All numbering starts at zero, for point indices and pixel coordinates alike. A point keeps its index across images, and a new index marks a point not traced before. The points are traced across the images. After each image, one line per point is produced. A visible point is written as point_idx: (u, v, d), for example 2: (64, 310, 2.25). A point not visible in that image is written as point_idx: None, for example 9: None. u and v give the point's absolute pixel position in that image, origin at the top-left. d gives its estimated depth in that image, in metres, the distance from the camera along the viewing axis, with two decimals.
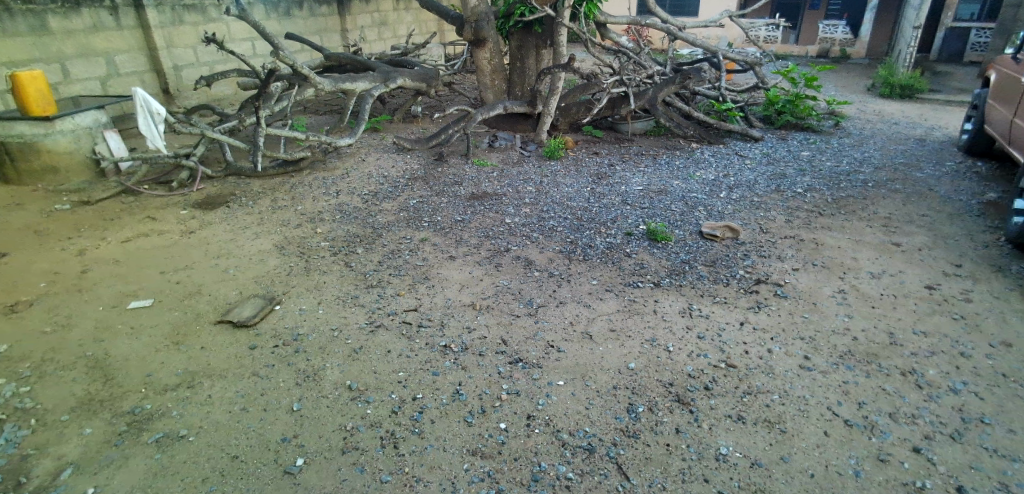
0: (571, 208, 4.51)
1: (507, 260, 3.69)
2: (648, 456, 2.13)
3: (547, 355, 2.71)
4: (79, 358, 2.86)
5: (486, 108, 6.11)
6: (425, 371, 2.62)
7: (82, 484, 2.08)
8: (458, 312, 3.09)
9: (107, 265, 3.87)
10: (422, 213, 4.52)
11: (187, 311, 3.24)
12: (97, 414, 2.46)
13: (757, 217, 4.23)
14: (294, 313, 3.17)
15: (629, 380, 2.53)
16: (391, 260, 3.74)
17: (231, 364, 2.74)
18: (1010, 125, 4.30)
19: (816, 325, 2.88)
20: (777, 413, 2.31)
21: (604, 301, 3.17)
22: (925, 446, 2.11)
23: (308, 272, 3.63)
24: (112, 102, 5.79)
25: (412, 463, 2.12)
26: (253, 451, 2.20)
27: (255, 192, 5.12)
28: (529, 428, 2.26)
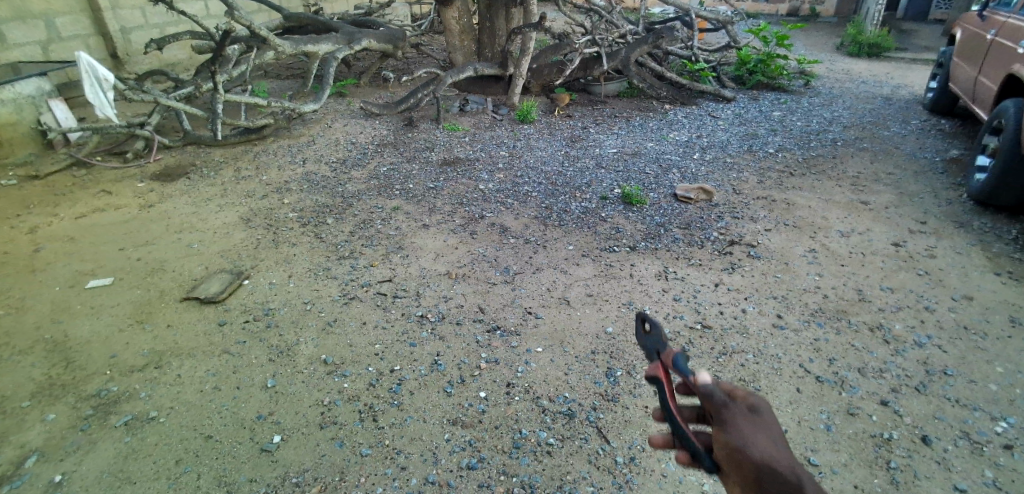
0: (545, 173, 4.44)
1: (482, 227, 3.63)
2: (628, 419, 2.16)
3: (524, 321, 2.70)
4: (37, 341, 2.73)
5: (456, 71, 5.91)
6: (402, 343, 2.58)
7: (48, 473, 2.00)
8: (434, 282, 3.03)
9: (61, 243, 3.67)
10: (393, 180, 4.39)
11: (150, 289, 3.10)
12: (59, 399, 2.35)
13: (730, 178, 4.25)
14: (264, 287, 3.06)
15: (607, 345, 2.54)
16: (363, 231, 3.64)
17: (199, 343, 2.64)
18: (975, 82, 4.36)
19: (788, 285, 2.93)
20: (752, 371, 2.36)
21: (580, 266, 3.15)
22: (891, 398, 2.19)
23: (276, 244, 3.51)
24: (55, 67, 5.39)
25: (393, 436, 2.10)
26: (227, 430, 2.15)
27: (216, 162, 4.90)
28: (509, 396, 2.26)
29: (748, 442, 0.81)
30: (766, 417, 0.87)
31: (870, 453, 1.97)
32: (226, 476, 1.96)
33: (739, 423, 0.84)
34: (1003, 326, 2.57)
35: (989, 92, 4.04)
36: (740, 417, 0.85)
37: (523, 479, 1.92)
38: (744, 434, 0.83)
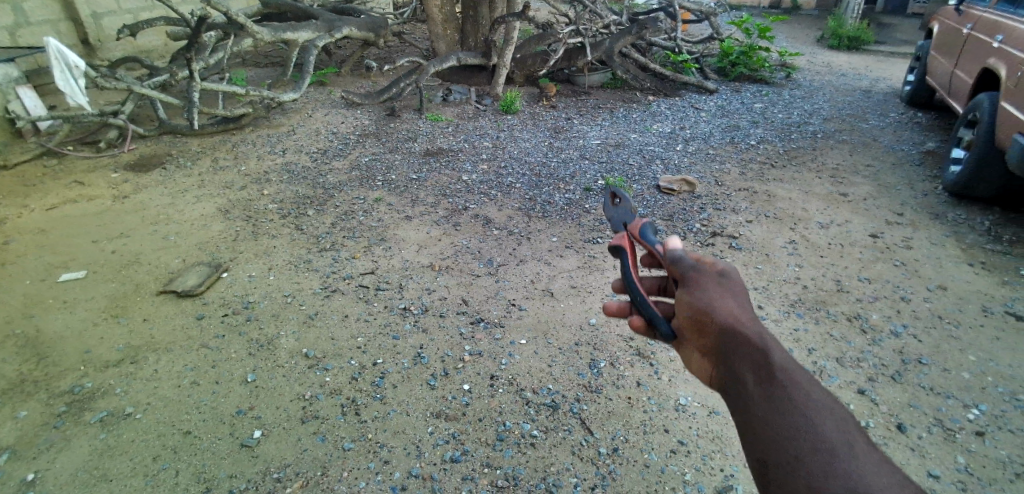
0: (529, 164, 4.42)
1: (466, 218, 3.60)
2: (611, 410, 2.17)
3: (508, 313, 2.70)
4: (7, 336, 2.64)
5: (439, 60, 5.85)
6: (385, 336, 2.56)
7: (20, 471, 1.95)
8: (417, 274, 3.01)
9: (32, 235, 3.55)
10: (375, 171, 4.33)
11: (126, 282, 3.02)
12: (31, 396, 2.29)
13: (713, 169, 4.28)
14: (243, 280, 3.01)
15: (591, 336, 2.54)
16: (345, 222, 3.59)
17: (177, 337, 2.59)
18: (951, 76, 4.44)
19: (769, 275, 2.97)
20: None
21: (564, 258, 3.15)
22: (868, 387, 2.24)
23: (255, 236, 3.45)
24: (22, 53, 5.21)
25: (376, 429, 2.08)
26: (206, 425, 2.11)
27: (193, 152, 4.78)
28: (493, 388, 2.26)
29: (717, 303, 1.05)
30: (738, 291, 1.09)
31: None
32: (205, 472, 1.93)
33: (708, 288, 1.09)
34: (975, 315, 2.64)
35: (965, 86, 4.12)
36: (713, 286, 1.10)
37: (507, 471, 1.92)
38: (715, 299, 1.07)
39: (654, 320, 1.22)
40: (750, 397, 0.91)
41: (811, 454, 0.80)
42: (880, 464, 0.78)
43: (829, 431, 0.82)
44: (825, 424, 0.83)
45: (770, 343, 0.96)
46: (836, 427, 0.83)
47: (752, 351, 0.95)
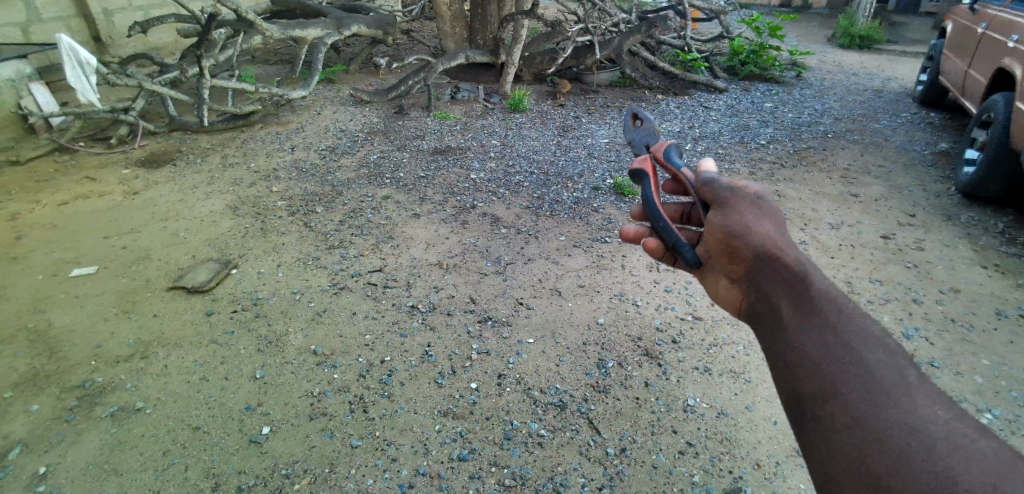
0: (537, 162, 4.41)
1: (474, 217, 3.60)
2: (618, 410, 2.16)
3: (516, 312, 2.69)
4: (19, 331, 2.67)
5: (447, 58, 5.85)
6: (393, 333, 2.56)
7: (32, 465, 1.97)
8: (425, 272, 3.01)
9: (44, 230, 3.59)
10: (383, 169, 4.34)
11: (136, 278, 3.04)
12: (43, 390, 2.31)
13: (722, 169, 4.25)
14: (252, 276, 3.02)
15: (599, 336, 2.54)
16: (353, 220, 3.60)
17: (186, 332, 2.61)
18: (965, 75, 4.38)
19: None
20: (742, 363, 2.40)
21: (572, 257, 3.15)
22: None
23: (264, 233, 3.46)
24: (34, 50, 5.25)
25: (383, 427, 2.09)
26: (215, 421, 2.12)
27: (203, 149, 4.81)
28: (500, 387, 2.26)
29: (757, 230, 1.23)
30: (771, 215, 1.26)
31: None
32: (214, 467, 1.94)
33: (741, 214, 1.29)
34: (988, 318, 2.61)
35: (979, 85, 4.07)
36: (751, 213, 1.28)
37: (514, 471, 1.92)
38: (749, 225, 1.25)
39: (675, 246, 1.54)
40: (786, 316, 1.08)
41: (855, 388, 0.92)
42: (930, 399, 0.88)
43: (875, 361, 0.94)
44: (871, 354, 0.95)
45: (810, 270, 1.11)
46: (882, 357, 0.95)
47: (788, 273, 1.12)
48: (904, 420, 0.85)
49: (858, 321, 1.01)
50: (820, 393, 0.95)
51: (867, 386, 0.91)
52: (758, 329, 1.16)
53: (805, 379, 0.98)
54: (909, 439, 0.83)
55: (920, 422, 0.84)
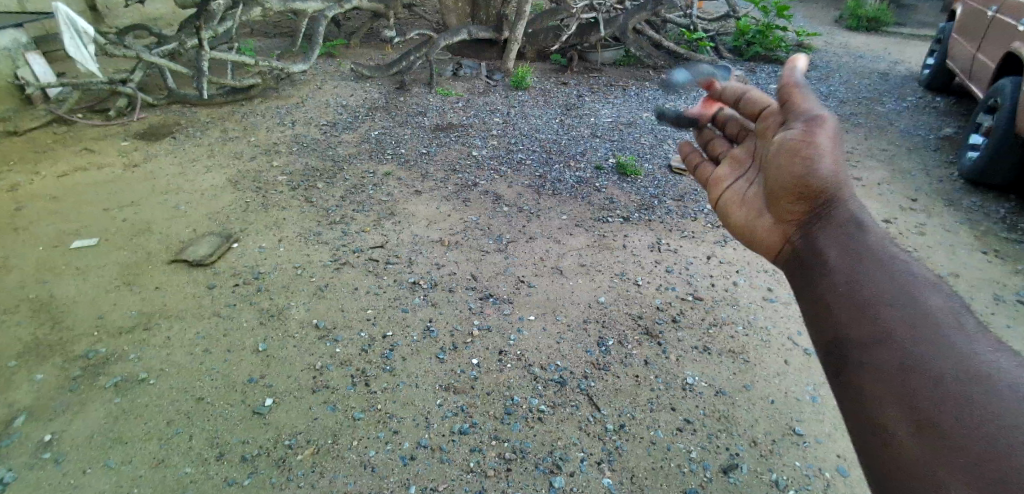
0: (540, 141, 4.38)
1: (475, 194, 3.58)
2: (618, 387, 2.19)
3: (518, 290, 2.70)
4: (21, 301, 2.68)
5: (450, 33, 5.76)
6: (395, 308, 2.57)
7: (38, 432, 1.99)
8: (426, 249, 3.01)
9: (44, 201, 3.57)
10: (385, 144, 4.31)
11: (137, 250, 3.05)
12: (47, 359, 2.33)
13: None
14: (253, 251, 3.02)
15: (600, 314, 2.55)
16: (354, 196, 3.58)
17: (189, 305, 2.62)
18: (972, 60, 4.32)
19: None
20: (741, 343, 2.43)
21: (574, 236, 3.14)
22: None
23: (266, 208, 3.45)
24: (30, 19, 5.17)
25: (385, 400, 2.11)
26: (219, 392, 2.14)
27: (203, 122, 4.76)
28: (501, 364, 2.28)
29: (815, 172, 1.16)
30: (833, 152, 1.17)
31: None
32: (218, 437, 1.96)
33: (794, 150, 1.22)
34: (986, 302, 2.63)
35: (987, 71, 4.01)
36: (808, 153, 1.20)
37: (515, 444, 1.95)
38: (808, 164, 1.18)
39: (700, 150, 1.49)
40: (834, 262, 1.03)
41: (905, 330, 0.87)
42: (992, 347, 0.81)
43: (931, 308, 0.88)
44: (927, 300, 0.89)
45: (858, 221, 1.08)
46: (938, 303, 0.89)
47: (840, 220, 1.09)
48: (962, 365, 0.79)
49: (909, 267, 0.96)
50: (863, 339, 0.90)
51: (919, 335, 0.86)
52: (800, 274, 1.12)
53: (846, 329, 0.94)
54: (968, 385, 0.77)
55: (980, 367, 0.78)
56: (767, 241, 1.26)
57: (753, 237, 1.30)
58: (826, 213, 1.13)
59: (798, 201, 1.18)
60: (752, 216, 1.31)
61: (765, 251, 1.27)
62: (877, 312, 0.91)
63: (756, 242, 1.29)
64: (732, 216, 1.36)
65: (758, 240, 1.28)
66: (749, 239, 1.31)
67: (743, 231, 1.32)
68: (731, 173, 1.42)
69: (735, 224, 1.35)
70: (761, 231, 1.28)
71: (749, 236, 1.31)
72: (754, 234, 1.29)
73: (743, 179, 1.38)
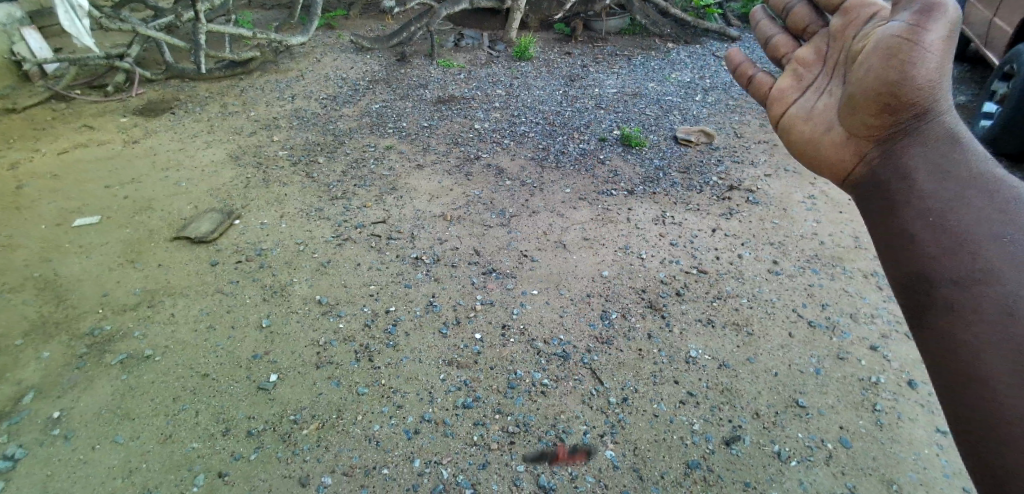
0: (543, 112, 4.30)
1: (477, 168, 3.53)
2: (621, 361, 2.19)
3: (521, 264, 2.68)
4: (26, 280, 2.68)
5: (451, 2, 5.53)
6: (398, 284, 2.57)
7: (47, 409, 2.01)
8: (429, 224, 2.99)
9: (45, 179, 3.56)
10: (386, 118, 4.24)
11: (140, 228, 3.04)
12: (54, 337, 2.35)
13: (732, 121, 4.20)
14: (256, 227, 3.01)
15: (603, 288, 2.54)
16: (356, 171, 3.54)
17: (192, 282, 2.62)
18: (989, 25, 4.17)
19: (785, 231, 2.98)
20: (745, 316, 2.42)
21: (577, 210, 3.11)
22: (881, 344, 2.31)
23: (267, 183, 3.42)
24: None
25: (389, 375, 2.12)
26: (224, 368, 2.16)
27: (202, 97, 4.70)
28: (504, 338, 2.28)
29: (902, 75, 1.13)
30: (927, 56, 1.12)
31: (857, 395, 2.08)
32: (224, 413, 1.98)
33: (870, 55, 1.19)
34: None
35: (1004, 36, 3.88)
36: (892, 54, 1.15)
37: (518, 418, 1.96)
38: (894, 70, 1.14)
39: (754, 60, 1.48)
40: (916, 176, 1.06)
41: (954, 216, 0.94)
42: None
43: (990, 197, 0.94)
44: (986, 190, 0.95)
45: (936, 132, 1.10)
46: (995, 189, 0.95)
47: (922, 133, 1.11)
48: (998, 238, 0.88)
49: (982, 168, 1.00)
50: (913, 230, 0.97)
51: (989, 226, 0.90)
52: (875, 185, 1.13)
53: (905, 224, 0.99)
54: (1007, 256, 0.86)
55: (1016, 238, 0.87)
56: (832, 154, 1.26)
57: (815, 151, 1.30)
58: (907, 125, 1.13)
59: (880, 114, 1.16)
60: (819, 130, 1.29)
61: (826, 166, 1.27)
62: (959, 228, 0.92)
63: (818, 157, 1.29)
64: (794, 129, 1.35)
65: (821, 155, 1.28)
66: (810, 154, 1.31)
67: (808, 143, 1.31)
68: (796, 86, 1.39)
69: (796, 138, 1.34)
70: (825, 146, 1.27)
71: (810, 150, 1.31)
72: (818, 149, 1.29)
73: (812, 92, 1.35)
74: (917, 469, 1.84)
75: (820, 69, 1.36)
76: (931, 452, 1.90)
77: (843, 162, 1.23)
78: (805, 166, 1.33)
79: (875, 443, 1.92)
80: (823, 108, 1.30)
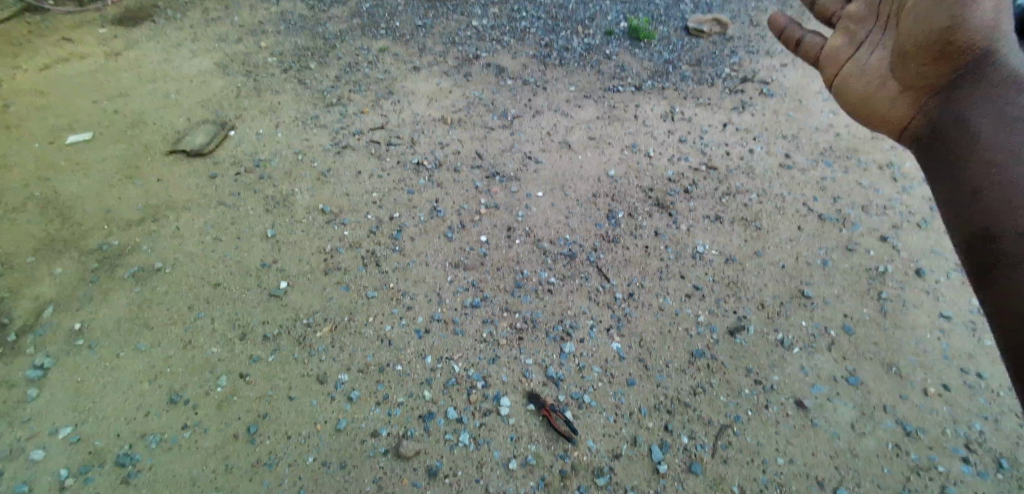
0: (545, 6, 3.99)
1: (477, 68, 3.34)
2: (627, 259, 2.19)
3: (525, 167, 2.61)
4: (27, 199, 2.65)
5: None
6: (400, 191, 2.52)
7: (68, 321, 2.07)
8: (428, 129, 2.88)
9: (30, 96, 3.40)
10: (377, 17, 3.96)
11: (134, 143, 2.96)
12: (64, 253, 2.36)
13: (749, 7, 3.89)
14: (251, 138, 2.92)
15: (610, 188, 2.48)
16: (350, 75, 3.37)
17: (194, 195, 2.59)
18: None
19: (799, 124, 2.85)
20: (754, 211, 2.37)
21: (582, 109, 2.97)
22: (891, 235, 2.28)
23: (259, 92, 3.28)
24: None
25: (397, 279, 2.14)
26: (234, 277, 2.19)
27: (181, 2, 4.38)
28: (510, 240, 2.27)
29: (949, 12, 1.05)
30: None
31: (863, 285, 2.09)
32: (239, 319, 2.04)
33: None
34: None
35: None
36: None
37: (526, 316, 2.00)
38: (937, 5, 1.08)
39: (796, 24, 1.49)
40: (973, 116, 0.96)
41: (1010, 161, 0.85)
42: None
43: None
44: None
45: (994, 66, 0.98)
46: None
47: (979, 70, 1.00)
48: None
49: None
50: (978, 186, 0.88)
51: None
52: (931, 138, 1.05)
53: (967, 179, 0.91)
54: None
55: None
56: (889, 109, 1.20)
57: (874, 108, 1.25)
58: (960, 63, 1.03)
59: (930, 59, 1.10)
60: (874, 86, 1.25)
61: (885, 124, 1.22)
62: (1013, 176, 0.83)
63: (876, 114, 1.24)
64: (849, 87, 1.31)
65: (879, 112, 1.23)
66: (868, 112, 1.26)
67: (863, 104, 1.27)
68: (849, 43, 1.34)
69: (853, 98, 1.30)
70: (882, 101, 1.22)
71: (868, 107, 1.26)
72: (876, 106, 1.24)
73: (866, 47, 1.30)
74: (917, 352, 1.89)
75: (872, 20, 1.29)
76: (932, 336, 1.94)
77: (898, 116, 1.18)
78: (866, 126, 1.28)
79: (878, 329, 1.96)
80: (878, 61, 1.25)
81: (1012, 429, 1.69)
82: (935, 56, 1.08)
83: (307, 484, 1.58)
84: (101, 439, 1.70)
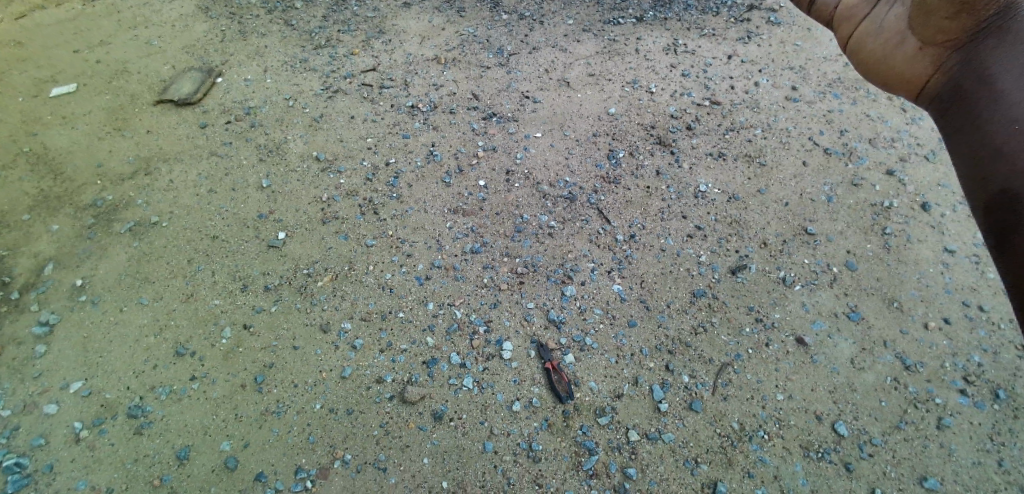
0: None
1: (470, 2, 3.16)
2: (629, 200, 2.15)
3: (522, 107, 2.52)
4: (16, 155, 2.59)
5: None
6: (395, 136, 2.45)
7: (69, 278, 2.08)
8: (422, 69, 2.76)
9: (7, 49, 3.19)
10: None
11: (120, 94, 2.86)
12: (59, 210, 2.34)
13: None
14: (239, 85, 2.81)
15: (610, 127, 2.40)
16: (338, 14, 3.20)
17: (185, 146, 2.53)
18: None
19: (808, 53, 2.71)
20: (758, 147, 2.31)
21: (581, 43, 2.83)
22: (898, 168, 2.22)
23: (243, 36, 3.13)
24: None
25: (395, 226, 2.12)
26: (231, 230, 2.17)
27: None
28: (509, 184, 2.22)
29: None
30: None
31: (868, 220, 2.06)
32: (239, 271, 2.04)
33: None
34: None
35: None
36: None
37: (526, 260, 1.99)
38: None
39: None
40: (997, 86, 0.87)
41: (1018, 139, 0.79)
42: None
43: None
44: None
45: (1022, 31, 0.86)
46: None
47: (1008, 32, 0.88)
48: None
49: None
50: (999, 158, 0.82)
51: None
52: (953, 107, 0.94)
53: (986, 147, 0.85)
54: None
55: None
56: (906, 69, 1.06)
57: (889, 69, 1.09)
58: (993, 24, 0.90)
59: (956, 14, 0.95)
60: (889, 44, 1.08)
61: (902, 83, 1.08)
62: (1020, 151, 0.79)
63: (892, 76, 1.09)
64: (864, 49, 1.13)
65: (895, 71, 1.08)
66: (883, 74, 1.11)
67: (876, 63, 1.11)
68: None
69: (864, 56, 1.14)
70: (898, 61, 1.07)
71: (884, 68, 1.10)
72: (891, 65, 1.09)
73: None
74: (919, 287, 1.89)
75: None
76: (935, 270, 1.93)
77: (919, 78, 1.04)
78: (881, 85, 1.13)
79: (881, 265, 1.94)
80: (897, 20, 1.06)
81: (1009, 361, 1.71)
82: (959, 8, 0.94)
83: (317, 430, 1.63)
84: (111, 392, 1.75)
